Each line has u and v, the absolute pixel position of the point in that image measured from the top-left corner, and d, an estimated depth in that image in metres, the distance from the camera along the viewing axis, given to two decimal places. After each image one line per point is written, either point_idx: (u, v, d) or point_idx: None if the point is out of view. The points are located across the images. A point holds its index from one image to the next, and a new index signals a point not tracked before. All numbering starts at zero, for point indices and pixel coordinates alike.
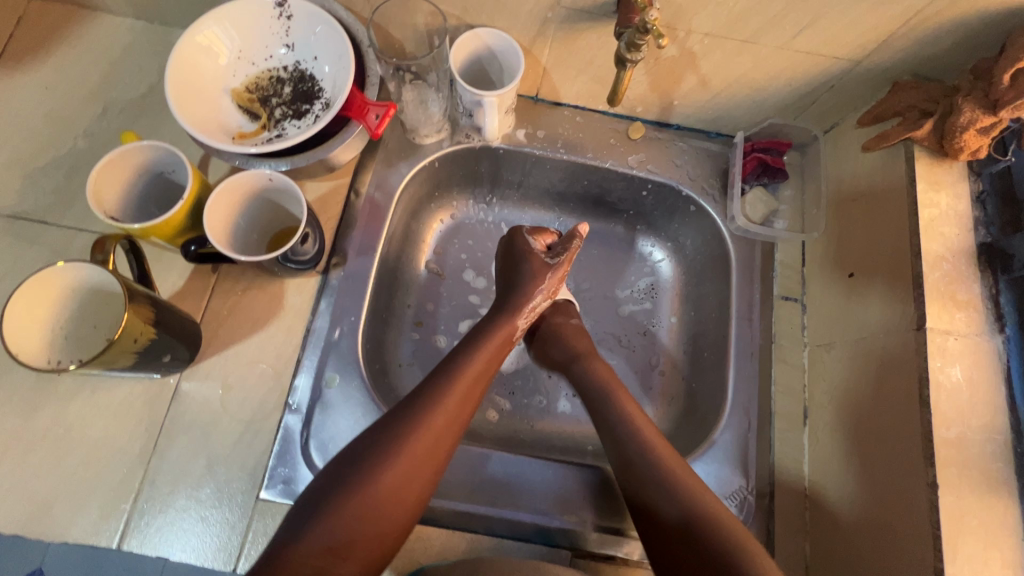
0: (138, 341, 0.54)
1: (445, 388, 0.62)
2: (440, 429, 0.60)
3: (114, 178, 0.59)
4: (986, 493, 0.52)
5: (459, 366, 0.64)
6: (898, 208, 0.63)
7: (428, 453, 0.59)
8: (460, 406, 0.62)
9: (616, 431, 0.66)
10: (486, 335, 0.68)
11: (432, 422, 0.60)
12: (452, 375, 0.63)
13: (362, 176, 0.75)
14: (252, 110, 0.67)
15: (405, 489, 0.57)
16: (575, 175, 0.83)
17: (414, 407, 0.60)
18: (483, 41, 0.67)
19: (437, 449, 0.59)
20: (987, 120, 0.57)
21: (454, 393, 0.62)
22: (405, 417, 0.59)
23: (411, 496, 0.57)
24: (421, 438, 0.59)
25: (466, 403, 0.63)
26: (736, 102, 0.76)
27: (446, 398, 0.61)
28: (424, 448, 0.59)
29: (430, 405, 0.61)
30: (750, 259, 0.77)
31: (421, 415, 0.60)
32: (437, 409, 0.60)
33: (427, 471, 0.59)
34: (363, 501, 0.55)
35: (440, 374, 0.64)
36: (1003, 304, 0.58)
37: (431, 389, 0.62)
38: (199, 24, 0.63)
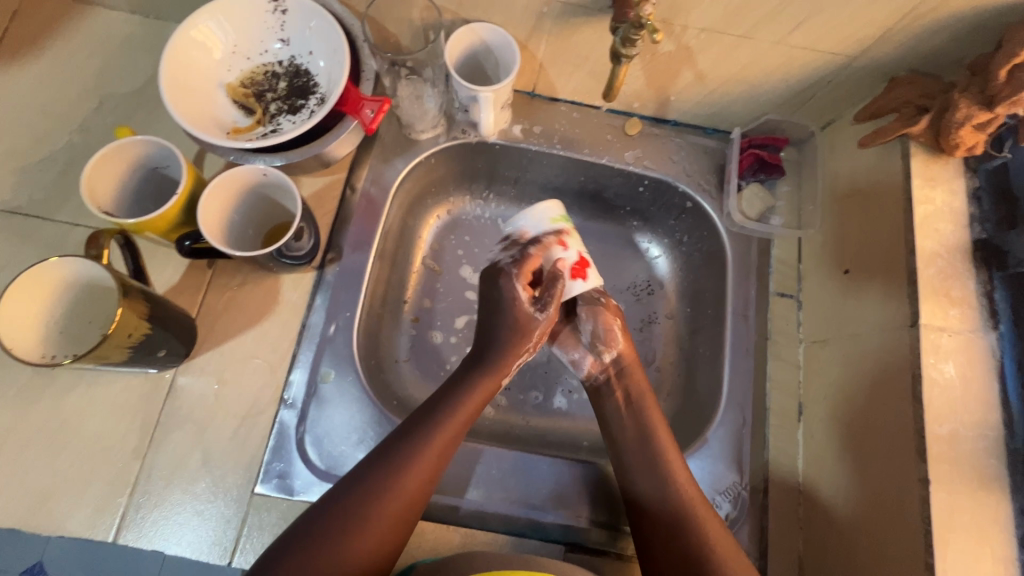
0: (133, 336, 0.54)
1: (423, 438, 0.60)
2: (416, 481, 0.59)
3: (108, 173, 0.59)
4: (978, 489, 0.52)
5: (438, 415, 0.62)
6: (894, 204, 0.63)
7: (403, 505, 0.58)
8: (438, 457, 0.60)
9: (631, 437, 0.66)
10: (470, 383, 0.65)
11: (409, 473, 0.58)
12: (432, 424, 0.62)
13: (358, 171, 0.75)
14: (247, 105, 0.67)
15: (379, 543, 0.56)
16: (571, 171, 0.83)
17: (396, 455, 0.59)
18: (478, 36, 0.67)
19: (410, 501, 0.58)
20: (983, 116, 0.57)
21: (432, 443, 0.60)
22: (383, 466, 0.58)
23: (384, 548, 0.56)
24: (397, 491, 0.57)
25: (444, 454, 0.61)
26: (732, 98, 0.75)
27: (427, 450, 0.60)
28: (398, 502, 0.57)
29: (408, 456, 0.59)
30: (746, 255, 0.77)
31: (399, 466, 0.58)
32: (418, 462, 0.59)
33: (399, 523, 0.57)
34: (337, 551, 0.54)
35: (420, 421, 0.62)
36: (997, 301, 0.58)
37: (410, 437, 0.60)
38: (193, 18, 0.62)
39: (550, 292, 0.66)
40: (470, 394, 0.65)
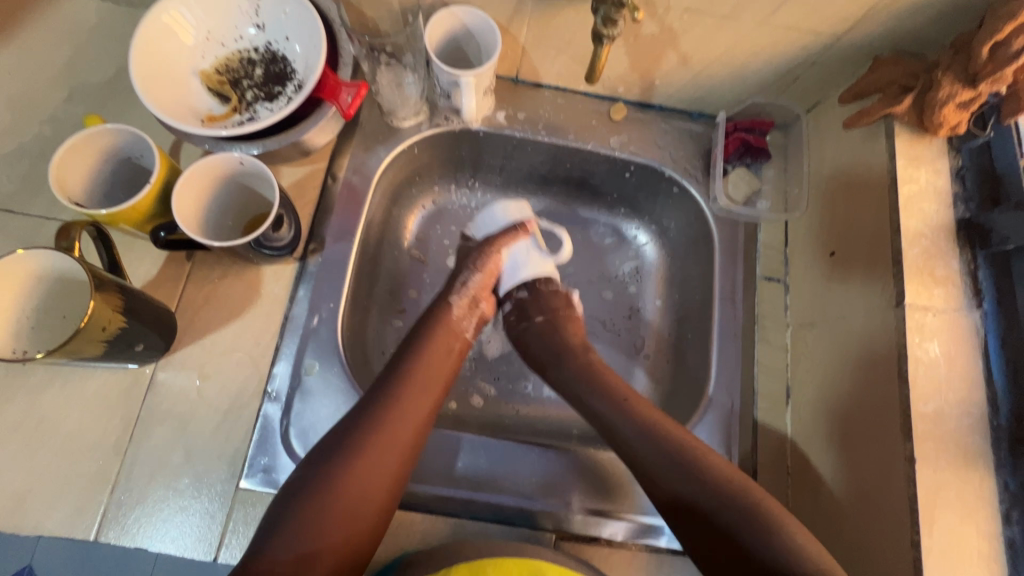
0: (107, 329, 0.53)
1: (398, 391, 0.61)
2: (396, 433, 0.59)
3: (78, 165, 0.57)
4: (963, 466, 0.52)
5: (410, 369, 0.63)
6: (878, 184, 0.63)
7: (386, 456, 0.58)
8: (416, 409, 0.61)
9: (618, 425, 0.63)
10: (432, 336, 0.67)
11: (388, 425, 0.59)
12: (404, 379, 0.62)
13: (340, 160, 0.74)
14: (222, 93, 0.66)
15: (367, 493, 0.56)
16: (557, 158, 0.82)
17: (375, 406, 0.60)
18: (458, 19, 0.66)
19: (394, 456, 0.58)
20: (965, 94, 0.57)
21: (408, 396, 0.61)
22: (361, 425, 0.58)
23: (374, 502, 0.56)
24: (376, 441, 0.58)
25: (424, 403, 0.62)
26: (717, 81, 0.75)
27: (404, 400, 0.61)
28: (382, 455, 0.58)
29: (385, 410, 0.60)
30: (733, 239, 0.77)
31: (376, 420, 0.59)
32: (399, 412, 0.60)
33: (387, 479, 0.57)
34: (325, 506, 0.54)
35: (391, 378, 0.63)
36: (981, 279, 0.58)
37: (383, 393, 0.61)
38: (164, 3, 0.61)
39: (478, 256, 0.73)
40: (435, 345, 0.66)
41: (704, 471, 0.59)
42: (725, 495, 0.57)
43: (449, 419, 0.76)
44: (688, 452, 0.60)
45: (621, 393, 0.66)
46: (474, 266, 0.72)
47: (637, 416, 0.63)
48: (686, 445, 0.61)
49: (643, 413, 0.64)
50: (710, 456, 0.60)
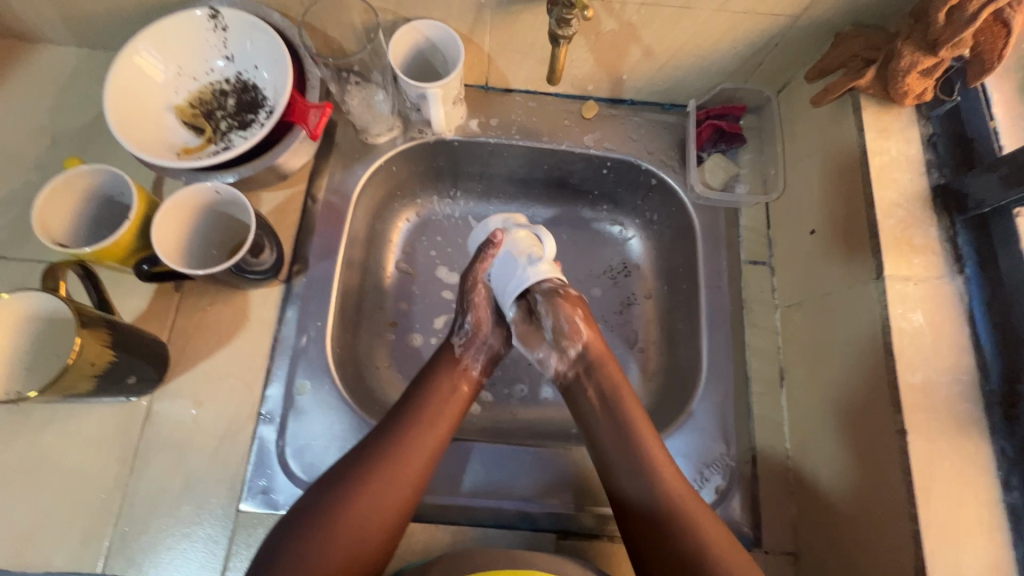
0: (96, 364, 0.54)
1: (401, 432, 0.61)
2: (398, 475, 0.59)
3: (61, 207, 0.59)
4: (956, 434, 0.52)
5: (416, 407, 0.63)
6: (850, 158, 0.63)
7: (388, 496, 0.58)
8: (418, 453, 0.60)
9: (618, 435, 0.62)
10: (439, 375, 0.67)
11: (393, 464, 0.59)
12: (409, 422, 0.62)
13: (318, 181, 0.75)
14: (196, 125, 0.67)
15: (364, 531, 0.56)
16: (533, 160, 0.82)
17: (381, 449, 0.60)
18: (421, 33, 0.67)
19: (397, 497, 0.58)
20: (927, 62, 0.57)
21: (414, 435, 0.61)
22: (363, 468, 0.58)
23: (373, 540, 0.56)
24: (380, 481, 0.58)
25: (430, 444, 0.62)
26: (684, 71, 0.75)
27: (407, 441, 0.61)
28: (384, 495, 0.58)
29: (387, 452, 0.60)
30: (715, 226, 0.77)
31: (379, 460, 0.59)
32: (402, 455, 0.60)
33: (385, 519, 0.57)
34: (324, 544, 0.54)
35: (395, 420, 0.62)
36: (961, 245, 0.57)
37: (387, 435, 0.61)
38: (134, 44, 0.62)
39: (466, 293, 0.71)
40: (443, 384, 0.66)
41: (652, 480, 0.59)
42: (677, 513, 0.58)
43: None
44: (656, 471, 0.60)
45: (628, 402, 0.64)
46: (464, 306, 0.71)
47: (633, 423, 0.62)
48: (657, 461, 0.60)
49: (633, 414, 0.63)
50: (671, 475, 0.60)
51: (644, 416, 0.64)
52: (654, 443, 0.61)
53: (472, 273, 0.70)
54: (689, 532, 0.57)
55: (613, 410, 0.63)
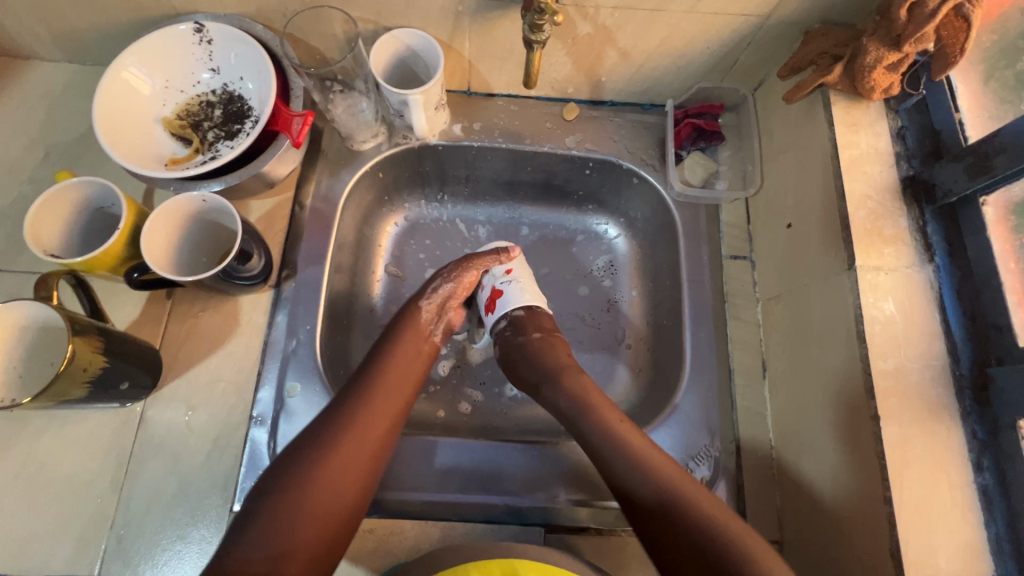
0: (89, 370, 0.55)
1: (368, 392, 0.63)
2: (367, 433, 0.60)
3: (53, 219, 0.60)
4: (928, 419, 0.53)
5: (379, 372, 0.65)
6: (822, 152, 0.64)
7: (357, 456, 0.59)
8: (385, 411, 0.63)
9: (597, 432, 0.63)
10: (400, 342, 0.69)
11: (361, 422, 0.61)
12: (375, 384, 0.64)
13: (306, 188, 0.77)
14: (184, 136, 0.69)
15: (337, 489, 0.57)
16: (517, 162, 0.84)
17: (348, 407, 0.62)
18: (402, 42, 0.68)
19: (364, 457, 0.59)
20: (892, 57, 0.58)
21: (378, 397, 0.63)
22: (331, 427, 0.60)
23: (345, 502, 0.57)
24: (348, 442, 0.59)
25: (394, 406, 0.63)
26: (661, 71, 0.77)
27: (374, 400, 0.63)
28: (352, 455, 0.59)
29: (355, 411, 0.61)
30: (696, 222, 0.79)
31: (348, 420, 0.61)
32: (371, 415, 0.62)
33: (356, 476, 0.58)
34: (296, 507, 0.55)
35: (361, 382, 0.64)
36: (931, 234, 0.59)
37: (354, 395, 0.63)
38: (121, 59, 0.64)
39: (455, 267, 0.74)
40: (405, 349, 0.68)
41: (635, 462, 0.60)
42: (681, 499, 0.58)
43: (438, 427, 0.77)
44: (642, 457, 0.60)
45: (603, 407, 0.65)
46: (448, 275, 0.74)
47: (607, 424, 0.63)
48: (650, 451, 0.61)
49: (608, 417, 0.64)
50: (669, 466, 0.60)
51: (616, 411, 0.65)
52: (636, 437, 0.62)
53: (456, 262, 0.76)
54: (675, 513, 0.57)
55: (589, 410, 0.65)
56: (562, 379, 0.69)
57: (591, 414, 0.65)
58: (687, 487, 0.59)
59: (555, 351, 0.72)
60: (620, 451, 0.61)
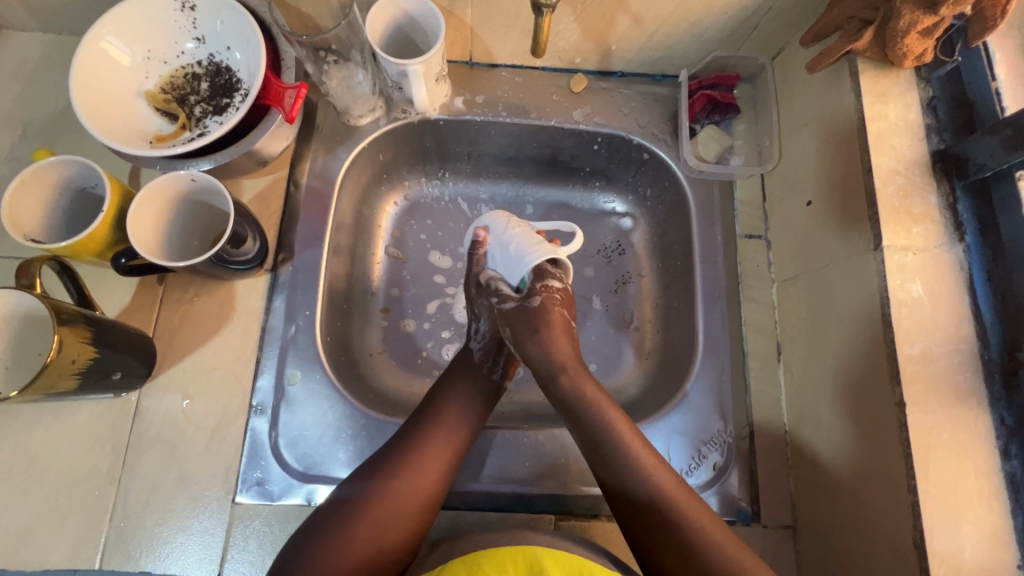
0: (78, 361, 0.53)
1: (424, 442, 0.61)
2: (420, 486, 0.58)
3: (32, 201, 0.57)
4: (955, 405, 0.51)
5: (434, 422, 0.62)
6: (848, 125, 0.61)
7: (403, 513, 0.57)
8: (437, 463, 0.60)
9: (607, 442, 0.59)
10: (454, 387, 0.65)
11: (414, 477, 0.58)
12: (431, 431, 0.61)
13: (300, 166, 0.73)
14: (170, 111, 0.65)
15: (384, 543, 0.56)
16: (522, 138, 0.80)
17: (403, 459, 0.59)
18: (399, 7, 0.64)
19: (410, 515, 0.57)
20: (927, 21, 0.54)
21: (428, 453, 0.60)
22: (385, 480, 0.58)
23: (389, 555, 0.56)
24: (395, 499, 0.57)
25: (446, 457, 0.61)
26: (674, 39, 0.72)
27: (429, 452, 0.60)
28: (400, 513, 0.57)
29: (408, 463, 0.59)
30: (709, 199, 0.76)
31: (402, 472, 0.58)
32: (424, 467, 0.59)
33: (404, 529, 0.57)
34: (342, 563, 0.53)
35: (419, 430, 0.62)
36: (961, 212, 0.56)
37: (412, 445, 0.60)
38: (98, 28, 0.60)
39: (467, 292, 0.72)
40: (461, 396, 0.65)
41: (645, 479, 0.57)
42: (670, 507, 0.56)
43: None
44: (648, 472, 0.57)
45: (593, 392, 0.61)
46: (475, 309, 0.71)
47: (608, 420, 0.60)
48: (644, 458, 0.58)
49: (606, 412, 0.60)
50: (663, 473, 0.58)
51: (615, 405, 0.61)
52: (640, 445, 0.59)
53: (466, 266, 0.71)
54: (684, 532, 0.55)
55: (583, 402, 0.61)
56: (564, 370, 0.62)
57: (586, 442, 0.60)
58: (684, 499, 0.57)
59: (555, 337, 0.63)
60: (624, 450, 0.58)
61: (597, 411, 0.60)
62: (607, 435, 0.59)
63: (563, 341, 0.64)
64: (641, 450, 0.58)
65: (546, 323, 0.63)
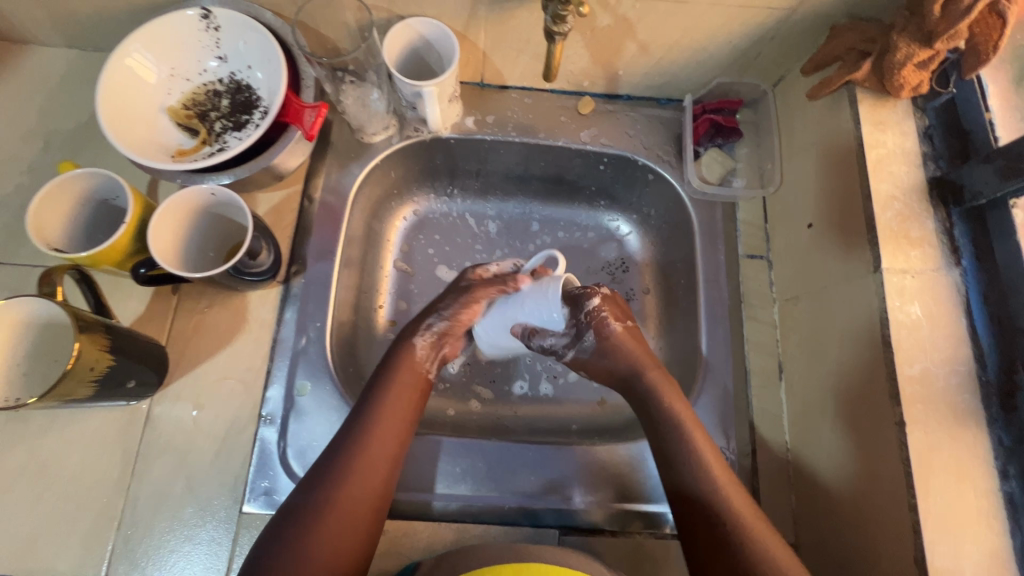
0: (96, 368, 0.54)
1: (358, 443, 0.59)
2: (360, 486, 0.57)
3: (57, 212, 0.59)
4: (955, 426, 0.52)
5: (366, 422, 0.60)
6: (847, 151, 0.63)
7: (348, 517, 0.55)
8: (374, 461, 0.59)
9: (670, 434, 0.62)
10: (391, 380, 0.64)
11: (350, 478, 0.57)
12: (363, 431, 0.60)
13: (314, 181, 0.75)
14: (191, 127, 0.67)
15: (337, 552, 0.54)
16: (530, 157, 0.82)
17: (339, 458, 0.58)
18: (415, 31, 0.66)
19: (364, 511, 0.56)
20: (923, 54, 0.56)
21: (364, 453, 0.59)
22: (323, 483, 0.57)
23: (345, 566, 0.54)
24: (337, 503, 0.56)
25: (381, 455, 0.59)
26: (680, 65, 0.75)
27: (363, 450, 0.59)
28: (346, 517, 0.55)
29: (343, 462, 0.58)
30: (712, 220, 0.78)
31: (339, 475, 0.57)
32: (360, 466, 0.58)
33: (354, 534, 0.55)
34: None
35: (350, 430, 0.60)
36: (958, 237, 0.58)
37: (343, 447, 0.59)
38: (126, 46, 0.62)
39: (454, 306, 0.69)
40: (398, 394, 0.63)
41: (694, 458, 0.60)
42: (707, 483, 0.59)
43: (448, 426, 0.76)
44: (698, 450, 0.60)
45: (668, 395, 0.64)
46: (444, 314, 0.69)
47: (675, 413, 0.62)
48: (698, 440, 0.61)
49: (670, 401, 0.63)
50: (713, 454, 0.61)
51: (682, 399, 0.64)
52: (697, 428, 0.62)
53: (473, 292, 0.68)
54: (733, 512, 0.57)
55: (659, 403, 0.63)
56: (644, 370, 0.65)
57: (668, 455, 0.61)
58: (725, 475, 0.59)
59: (626, 346, 0.66)
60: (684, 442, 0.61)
61: (666, 407, 0.63)
62: (673, 430, 0.62)
63: (634, 347, 0.66)
64: (696, 435, 0.61)
65: (615, 342, 0.65)
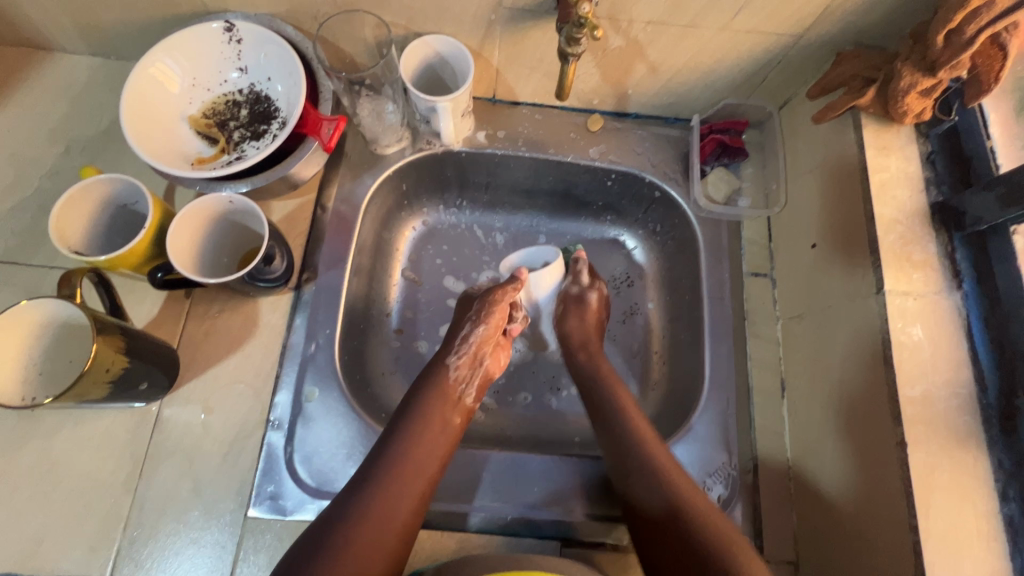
0: (111, 370, 0.55)
1: (391, 470, 0.60)
2: (393, 511, 0.58)
3: (78, 215, 0.60)
4: (956, 447, 0.53)
5: (401, 447, 0.62)
6: (851, 174, 0.64)
7: (378, 540, 0.56)
8: (408, 486, 0.60)
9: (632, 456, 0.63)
10: (426, 399, 0.67)
11: (384, 502, 0.58)
12: (399, 455, 0.61)
13: (328, 191, 0.76)
14: (210, 135, 0.69)
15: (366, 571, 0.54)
16: (539, 172, 0.84)
17: (374, 480, 0.59)
18: (431, 48, 0.68)
19: (397, 525, 0.57)
20: (926, 82, 0.58)
21: (397, 476, 0.60)
22: (355, 505, 0.57)
23: None
24: (370, 524, 0.56)
25: (416, 481, 0.60)
26: (689, 86, 0.77)
27: (395, 475, 0.60)
28: (377, 540, 0.56)
29: (379, 484, 0.59)
30: (717, 238, 0.79)
31: (369, 497, 0.58)
32: (395, 489, 0.59)
33: (382, 556, 0.55)
34: None
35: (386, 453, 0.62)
36: (959, 261, 0.59)
37: (376, 471, 0.60)
38: (150, 56, 0.64)
39: (481, 307, 0.73)
40: (432, 418, 0.65)
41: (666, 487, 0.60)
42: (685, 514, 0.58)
43: None
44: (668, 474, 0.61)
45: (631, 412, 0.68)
46: (478, 317, 0.73)
47: (632, 429, 0.66)
48: (666, 470, 0.62)
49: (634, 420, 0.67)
50: (680, 480, 0.61)
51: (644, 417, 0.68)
52: (659, 446, 0.64)
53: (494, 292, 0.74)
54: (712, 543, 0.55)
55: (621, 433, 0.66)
56: (602, 383, 0.72)
57: (638, 443, 0.64)
58: (700, 501, 0.59)
59: (591, 339, 0.77)
60: (651, 467, 0.62)
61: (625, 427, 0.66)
62: (636, 451, 0.64)
63: (600, 341, 0.77)
64: (664, 458, 0.63)
65: (585, 328, 0.78)
